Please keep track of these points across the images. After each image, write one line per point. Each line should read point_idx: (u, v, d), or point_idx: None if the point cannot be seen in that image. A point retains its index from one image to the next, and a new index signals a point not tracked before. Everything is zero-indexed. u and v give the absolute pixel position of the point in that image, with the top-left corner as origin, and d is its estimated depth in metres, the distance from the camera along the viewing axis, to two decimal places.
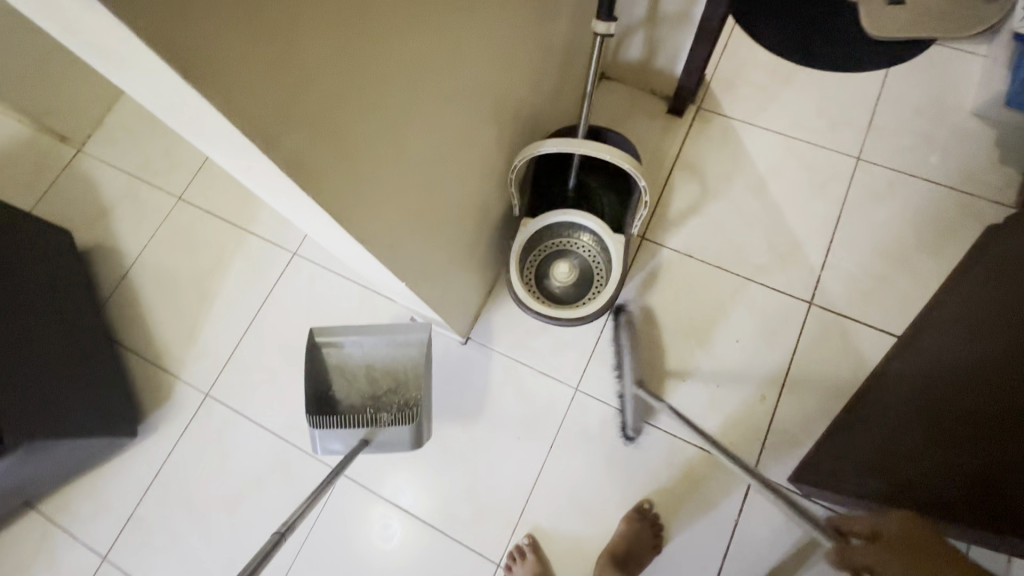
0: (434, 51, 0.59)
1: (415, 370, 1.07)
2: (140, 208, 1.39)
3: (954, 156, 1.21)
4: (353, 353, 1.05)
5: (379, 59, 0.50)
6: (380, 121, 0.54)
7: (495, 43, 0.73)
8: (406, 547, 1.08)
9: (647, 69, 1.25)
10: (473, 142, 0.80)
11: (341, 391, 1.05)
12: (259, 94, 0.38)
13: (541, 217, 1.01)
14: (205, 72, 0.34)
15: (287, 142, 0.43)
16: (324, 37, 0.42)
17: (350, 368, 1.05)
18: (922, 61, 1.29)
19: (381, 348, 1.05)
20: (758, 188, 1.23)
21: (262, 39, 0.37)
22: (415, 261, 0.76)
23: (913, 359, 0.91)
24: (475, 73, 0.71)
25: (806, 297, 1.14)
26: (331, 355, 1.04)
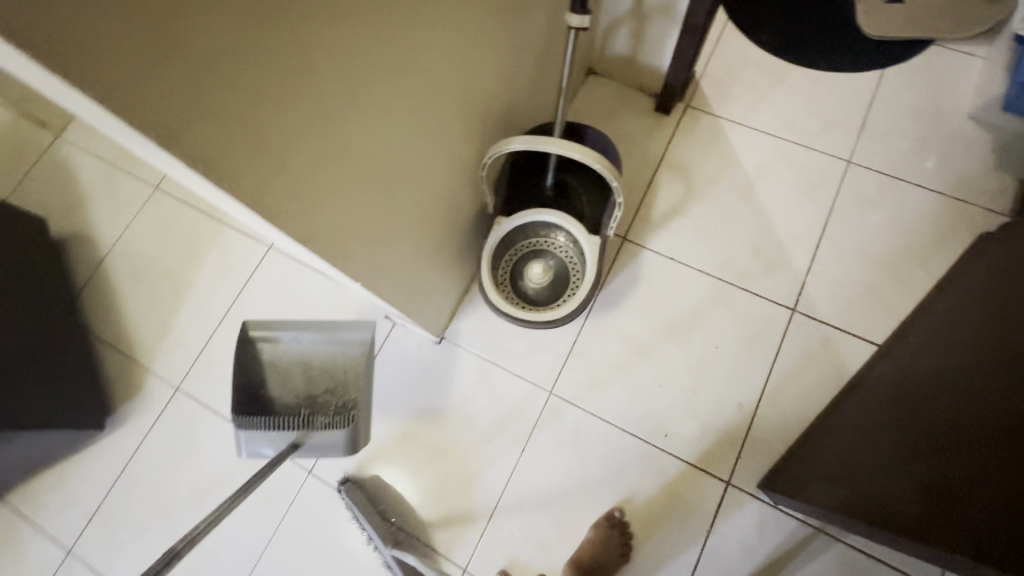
0: (380, 37, 0.55)
1: (353, 371, 1.05)
2: (116, 197, 1.36)
3: (949, 161, 1.17)
4: (290, 349, 1.04)
5: (309, 47, 0.46)
6: (316, 113, 0.51)
7: (456, 32, 0.69)
8: (390, 544, 1.06)
9: (634, 65, 1.22)
10: (433, 136, 0.76)
11: (276, 389, 1.04)
12: (157, 87, 0.35)
13: (515, 216, 0.98)
14: (89, 67, 0.30)
15: (196, 138, 0.39)
16: (237, 26, 0.39)
17: (285, 365, 1.04)
18: (920, 61, 1.25)
19: (319, 346, 1.04)
20: (745, 191, 1.20)
21: (158, 29, 0.33)
22: (372, 260, 0.73)
23: (895, 369, 0.88)
24: (433, 64, 0.67)
25: (789, 303, 1.11)
26: (267, 350, 1.03)
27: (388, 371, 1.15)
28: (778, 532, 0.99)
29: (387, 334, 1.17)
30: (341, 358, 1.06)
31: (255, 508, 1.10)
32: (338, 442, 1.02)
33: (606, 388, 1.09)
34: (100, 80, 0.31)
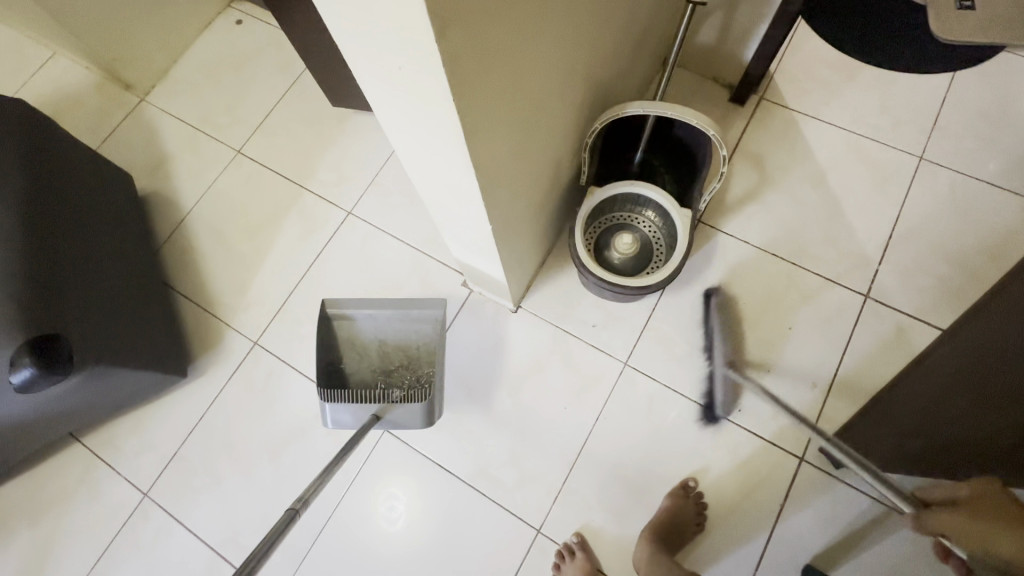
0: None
1: (425, 348, 1.14)
2: (199, 159, 1.41)
3: (1020, 162, 1.20)
4: (365, 327, 1.12)
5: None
6: (508, 35, 0.53)
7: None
8: (415, 525, 1.08)
9: (714, 55, 1.26)
10: (562, 89, 0.78)
11: (353, 364, 1.12)
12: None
13: (608, 187, 1.02)
14: None
15: (451, 33, 0.42)
16: None
17: (362, 342, 1.13)
18: (990, 66, 1.28)
19: (394, 324, 1.12)
20: (818, 180, 1.23)
21: None
22: (501, 209, 0.75)
23: None
24: (576, 11, 0.70)
25: (862, 290, 1.14)
26: (342, 329, 1.11)
27: (465, 337, 1.18)
28: (851, 509, 1.01)
29: (464, 301, 1.20)
30: (411, 339, 1.14)
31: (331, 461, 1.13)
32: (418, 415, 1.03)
33: (681, 362, 1.12)
34: None
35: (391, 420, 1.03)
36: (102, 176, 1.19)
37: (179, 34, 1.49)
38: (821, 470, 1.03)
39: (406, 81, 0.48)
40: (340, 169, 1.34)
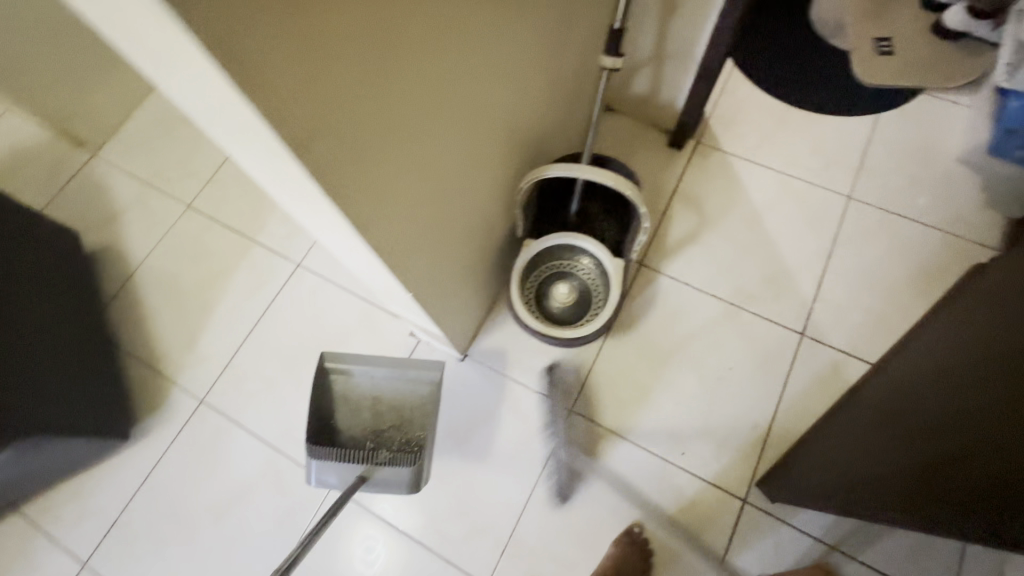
0: (452, 56, 0.60)
1: (421, 409, 1.06)
2: (149, 214, 1.41)
3: (942, 198, 1.26)
4: (362, 383, 1.05)
5: (399, 63, 0.51)
6: (398, 122, 0.55)
7: (509, 57, 0.74)
8: (392, 569, 1.07)
9: (650, 104, 1.31)
10: (481, 154, 0.80)
11: (345, 422, 1.04)
12: (296, 103, 0.40)
13: (542, 240, 1.05)
14: (253, 84, 0.35)
15: (315, 146, 0.44)
16: (349, 55, 0.44)
17: (355, 398, 1.04)
18: (910, 108, 1.35)
19: (391, 382, 1.05)
20: (753, 221, 1.27)
21: (298, 49, 0.38)
22: (421, 275, 0.77)
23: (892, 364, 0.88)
24: (487, 86, 0.72)
25: (798, 328, 1.17)
26: (338, 382, 1.04)
27: None
28: (794, 550, 1.02)
29: (412, 350, 1.21)
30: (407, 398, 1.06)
31: (277, 521, 1.11)
32: (405, 480, 0.98)
33: (626, 407, 1.13)
34: (257, 92, 0.36)
35: (376, 480, 0.98)
36: (43, 237, 1.19)
37: (132, 90, 1.51)
38: (762, 511, 1.05)
39: (287, 182, 0.49)
40: (291, 221, 1.36)
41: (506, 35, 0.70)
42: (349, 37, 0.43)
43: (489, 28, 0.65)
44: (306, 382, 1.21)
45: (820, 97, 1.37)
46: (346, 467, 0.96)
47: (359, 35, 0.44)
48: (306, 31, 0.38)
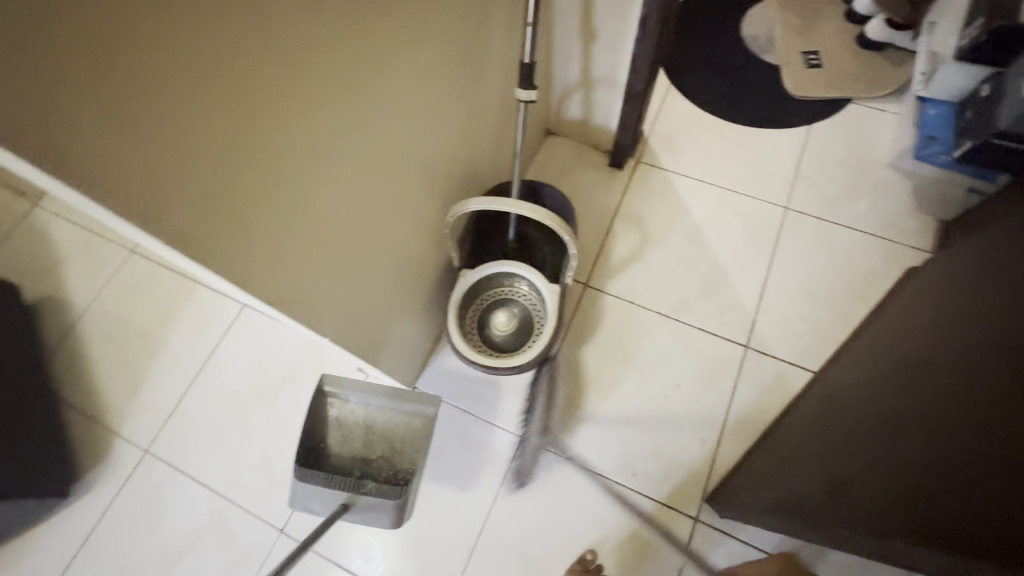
0: (339, 108, 0.60)
1: (415, 443, 1.01)
2: (91, 261, 1.38)
3: (876, 204, 1.29)
4: (357, 410, 1.00)
5: (270, 122, 0.51)
6: (278, 177, 0.55)
7: (412, 97, 0.75)
8: None
9: (587, 126, 1.33)
10: (398, 192, 0.81)
11: (334, 446, 1.00)
12: (138, 181, 0.40)
13: (478, 270, 1.05)
14: (76, 171, 0.36)
15: (171, 218, 0.44)
16: (200, 124, 0.44)
17: (349, 424, 1.01)
18: (841, 117, 1.39)
19: (387, 413, 1.01)
20: (694, 236, 1.29)
21: (130, 130, 0.38)
22: (336, 317, 0.77)
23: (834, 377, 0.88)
24: (390, 126, 0.72)
25: (743, 340, 1.18)
26: (334, 406, 1.00)
27: None
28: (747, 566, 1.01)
29: None
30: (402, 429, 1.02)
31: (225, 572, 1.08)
32: (391, 511, 0.94)
33: (575, 430, 1.13)
34: (84, 177, 0.37)
35: (359, 508, 0.92)
36: None
37: None
38: (714, 528, 1.04)
39: (157, 247, 0.50)
40: None
41: (404, 77, 0.71)
42: (196, 107, 0.43)
43: (381, 72, 0.65)
44: (254, 425, 1.19)
45: (753, 111, 1.41)
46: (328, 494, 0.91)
47: (210, 107, 0.44)
48: (139, 112, 0.38)
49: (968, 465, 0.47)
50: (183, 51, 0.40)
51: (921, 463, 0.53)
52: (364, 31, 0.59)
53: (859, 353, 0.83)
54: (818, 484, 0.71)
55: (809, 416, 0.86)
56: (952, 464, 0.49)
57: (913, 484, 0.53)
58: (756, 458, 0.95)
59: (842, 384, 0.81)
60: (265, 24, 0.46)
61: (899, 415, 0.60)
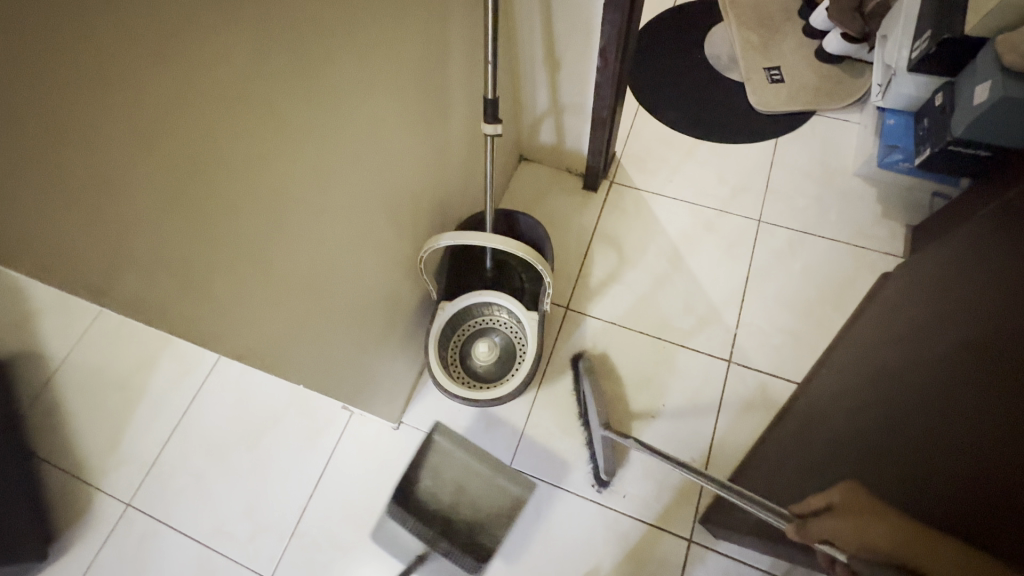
0: (289, 156, 0.60)
1: (498, 520, 1.07)
2: (66, 312, 1.18)
3: (846, 212, 1.31)
4: (456, 464, 1.11)
5: (219, 178, 0.51)
6: (231, 231, 0.55)
7: (369, 138, 0.75)
8: None
9: (560, 152, 1.35)
10: (365, 229, 0.82)
11: (426, 488, 1.09)
12: (85, 258, 0.41)
13: (457, 301, 1.05)
14: (13, 252, 0.36)
15: (121, 288, 0.45)
16: (144, 190, 0.44)
17: (444, 474, 1.10)
18: (805, 129, 1.43)
19: (483, 474, 1.10)
20: (671, 253, 1.30)
21: (73, 205, 0.39)
22: (308, 362, 0.77)
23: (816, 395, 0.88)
24: (349, 169, 0.73)
25: (724, 355, 1.19)
26: (437, 453, 1.12)
27: (349, 464, 1.15)
28: None
29: (346, 424, 1.19)
30: (483, 491, 1.09)
31: None
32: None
33: (563, 456, 1.12)
34: (22, 256, 0.37)
35: (432, 561, 1.08)
36: None
37: None
38: (707, 548, 1.03)
39: None
40: None
41: (359, 117, 0.71)
42: (140, 174, 0.43)
43: (333, 114, 0.66)
44: (238, 472, 1.17)
45: (721, 127, 1.44)
46: (408, 543, 1.09)
47: (156, 175, 0.45)
48: (77, 190, 0.38)
49: (939, 461, 0.47)
50: (121, 126, 0.40)
51: (900, 467, 0.52)
52: (311, 81, 0.60)
53: (869, 343, 0.81)
54: (809, 471, 0.71)
55: (813, 407, 0.85)
56: (927, 459, 0.48)
57: (891, 476, 0.53)
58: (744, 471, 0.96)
59: (850, 374, 0.79)
60: (206, 88, 0.47)
61: (892, 408, 0.59)
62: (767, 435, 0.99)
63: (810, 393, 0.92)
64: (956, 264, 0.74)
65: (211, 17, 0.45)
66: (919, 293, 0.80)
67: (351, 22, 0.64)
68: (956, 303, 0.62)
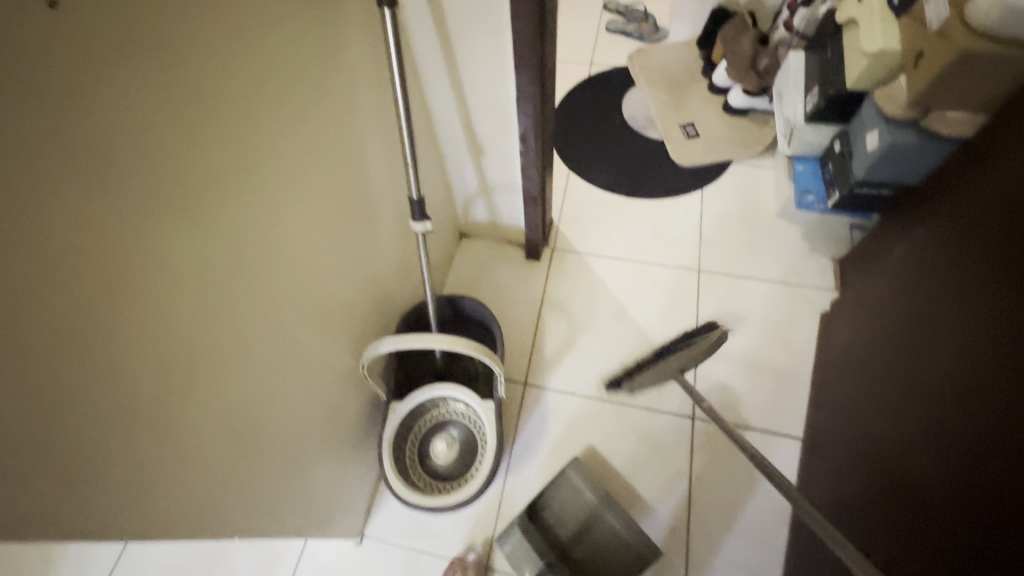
0: (197, 302, 0.56)
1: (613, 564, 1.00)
2: None
3: (776, 253, 1.37)
4: (580, 500, 1.06)
5: (111, 349, 0.47)
6: (124, 402, 0.49)
7: (288, 258, 0.73)
8: None
9: (497, 226, 1.37)
10: (294, 352, 0.77)
11: (552, 517, 1.05)
12: None
13: (407, 401, 1.00)
14: None
15: None
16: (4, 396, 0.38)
17: (569, 507, 1.06)
18: (726, 178, 1.50)
19: (603, 509, 1.05)
20: (620, 313, 1.31)
21: None
22: (239, 507, 0.70)
23: (861, 447, 0.93)
24: (267, 294, 0.69)
25: (688, 412, 1.18)
26: (565, 485, 1.08)
27: None
28: None
29: (301, 548, 1.09)
30: (603, 529, 1.03)
31: None
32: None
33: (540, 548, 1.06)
34: None
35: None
36: None
37: None
38: None
39: None
40: None
41: (279, 243, 0.70)
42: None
43: (246, 248, 0.64)
44: None
45: (648, 185, 1.51)
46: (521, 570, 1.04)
47: (22, 372, 0.39)
48: None
49: None
50: None
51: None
52: (214, 224, 0.57)
53: (892, 375, 0.90)
54: (916, 523, 0.74)
55: (869, 454, 0.90)
56: None
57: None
58: (820, 525, 0.98)
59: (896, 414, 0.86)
60: (81, 266, 0.43)
61: (985, 434, 0.65)
62: (823, 489, 1.01)
63: (853, 429, 0.98)
64: (946, 293, 0.83)
65: (83, 191, 0.42)
66: (915, 323, 0.88)
67: (251, 156, 0.62)
68: (979, 338, 0.72)
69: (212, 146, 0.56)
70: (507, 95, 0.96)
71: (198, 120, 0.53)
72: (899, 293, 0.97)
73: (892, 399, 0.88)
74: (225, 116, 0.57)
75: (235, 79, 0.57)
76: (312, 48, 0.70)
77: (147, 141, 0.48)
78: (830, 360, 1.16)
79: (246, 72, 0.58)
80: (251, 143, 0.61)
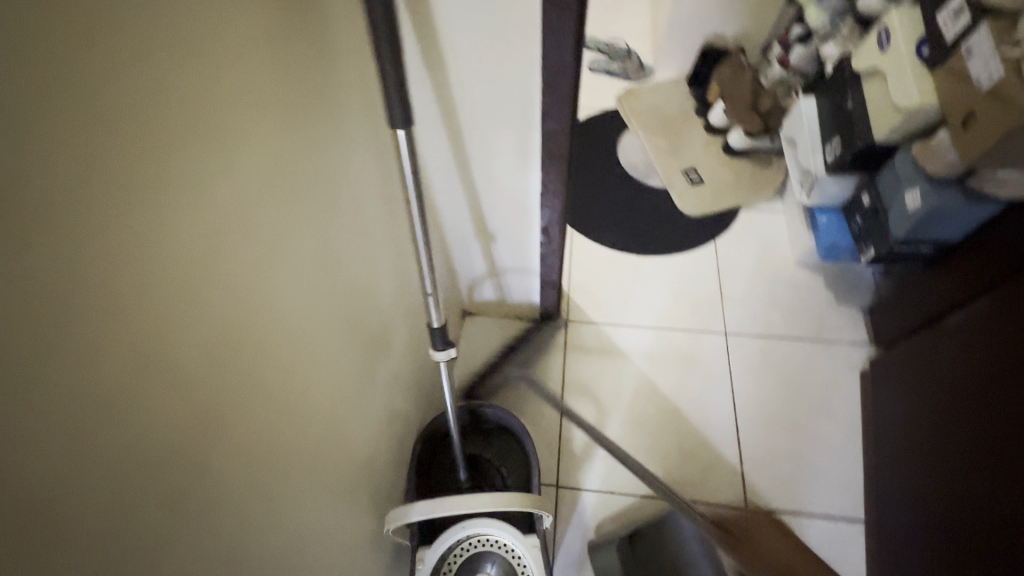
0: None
1: None
2: None
3: (803, 307, 1.29)
4: (684, 543, 1.00)
5: None
6: None
7: (298, 443, 0.58)
8: None
9: (506, 304, 1.24)
10: (312, 546, 0.63)
11: (646, 548, 1.00)
12: None
13: (436, 545, 0.84)
14: None
15: None
16: None
17: (671, 547, 1.00)
18: (737, 227, 1.42)
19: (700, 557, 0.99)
20: (650, 391, 1.20)
21: None
22: None
23: (959, 538, 0.85)
24: (280, 500, 0.54)
25: (739, 501, 1.08)
26: (675, 527, 1.01)
27: None
28: None
29: None
30: None
31: None
32: None
33: None
34: None
35: None
36: None
37: None
38: None
39: None
40: None
41: (290, 432, 0.55)
42: None
43: (252, 464, 0.49)
44: None
45: (658, 240, 1.41)
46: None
47: None
48: None
49: None
50: None
51: None
52: (209, 462, 0.42)
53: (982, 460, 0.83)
54: None
55: (971, 547, 0.82)
56: None
57: None
58: None
59: (1004, 512, 0.77)
60: None
61: None
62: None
63: (942, 518, 0.89)
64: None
65: (14, 541, 0.27)
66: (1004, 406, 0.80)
67: (249, 351, 0.47)
68: None
69: (195, 366, 0.41)
70: (527, 183, 0.83)
71: (173, 342, 0.38)
72: (964, 362, 0.90)
73: (991, 489, 0.80)
74: (213, 318, 0.42)
75: (225, 265, 0.42)
76: (311, 182, 0.55)
77: (110, 409, 0.33)
78: (890, 428, 1.08)
79: (238, 252, 0.44)
80: (248, 336, 0.46)
